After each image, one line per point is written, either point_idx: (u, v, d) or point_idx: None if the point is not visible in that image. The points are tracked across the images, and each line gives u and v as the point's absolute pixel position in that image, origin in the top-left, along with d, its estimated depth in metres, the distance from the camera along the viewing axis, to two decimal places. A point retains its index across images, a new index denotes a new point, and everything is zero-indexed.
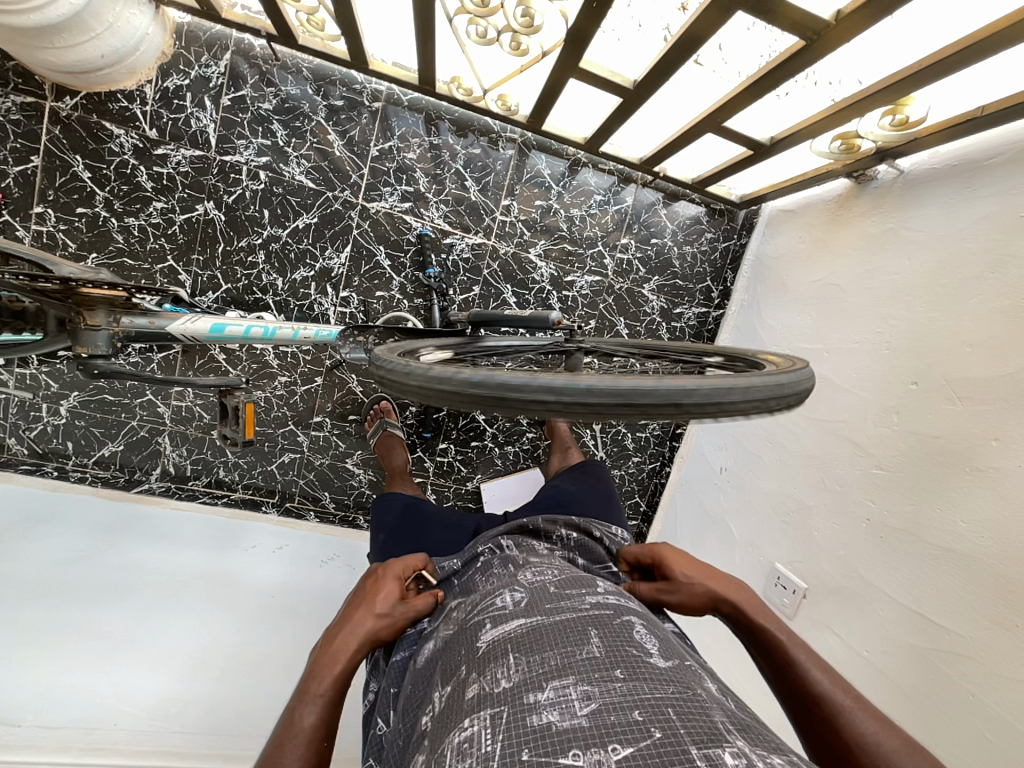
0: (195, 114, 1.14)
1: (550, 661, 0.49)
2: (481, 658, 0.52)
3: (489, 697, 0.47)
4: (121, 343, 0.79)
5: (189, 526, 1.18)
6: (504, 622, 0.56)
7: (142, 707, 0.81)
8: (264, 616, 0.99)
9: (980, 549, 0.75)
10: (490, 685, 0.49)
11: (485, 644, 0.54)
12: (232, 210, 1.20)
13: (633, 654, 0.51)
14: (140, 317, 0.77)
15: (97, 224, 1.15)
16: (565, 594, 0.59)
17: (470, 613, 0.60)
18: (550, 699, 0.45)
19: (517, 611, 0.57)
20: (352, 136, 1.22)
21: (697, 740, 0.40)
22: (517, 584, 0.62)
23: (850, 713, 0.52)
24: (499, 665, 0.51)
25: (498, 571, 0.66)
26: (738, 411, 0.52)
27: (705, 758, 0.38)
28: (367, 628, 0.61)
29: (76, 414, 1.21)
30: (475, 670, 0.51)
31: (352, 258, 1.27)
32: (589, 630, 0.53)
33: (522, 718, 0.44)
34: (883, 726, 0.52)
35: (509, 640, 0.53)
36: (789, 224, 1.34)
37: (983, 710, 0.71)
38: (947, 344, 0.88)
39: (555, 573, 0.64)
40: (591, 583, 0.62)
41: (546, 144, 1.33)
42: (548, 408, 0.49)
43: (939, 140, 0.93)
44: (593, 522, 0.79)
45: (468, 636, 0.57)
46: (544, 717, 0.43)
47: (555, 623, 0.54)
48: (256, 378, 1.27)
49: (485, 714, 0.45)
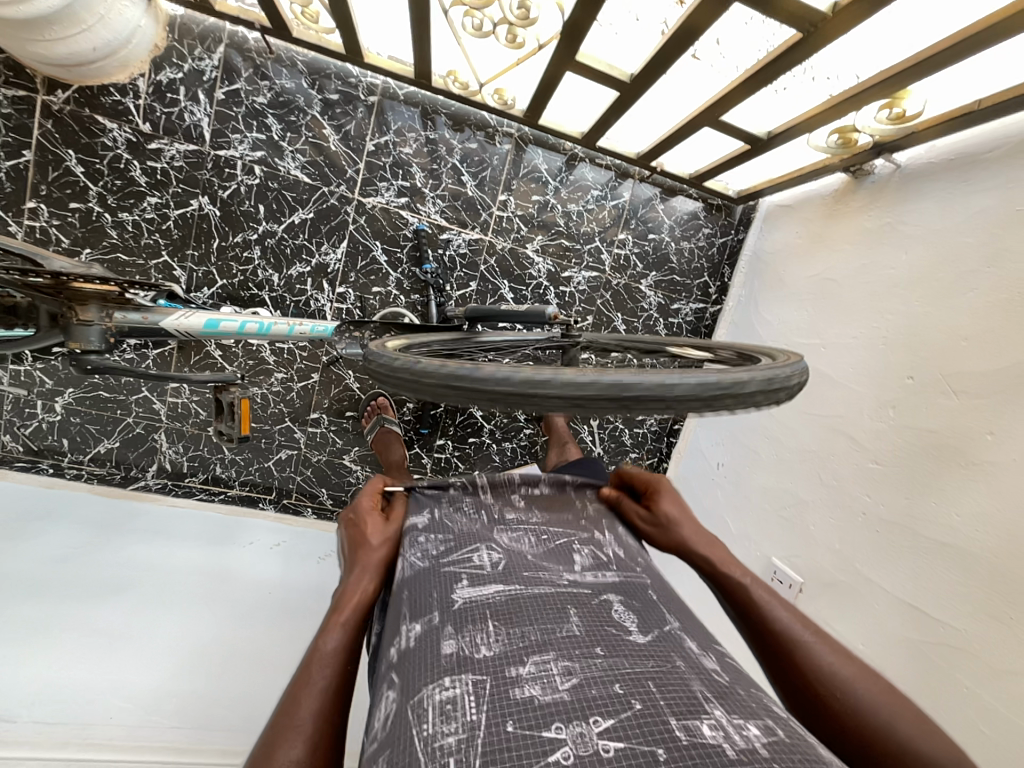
0: (188, 108, 1.13)
1: (532, 635, 0.49)
2: (458, 616, 0.51)
3: (469, 661, 0.47)
4: (115, 338, 0.78)
5: (186, 522, 1.18)
6: (481, 584, 0.56)
7: (137, 698, 0.80)
8: (262, 612, 0.99)
9: (974, 541, 0.76)
10: (469, 648, 0.48)
11: (460, 601, 0.53)
12: (227, 206, 1.19)
13: (613, 632, 0.51)
14: (134, 314, 0.76)
15: (90, 219, 1.14)
16: (542, 566, 0.60)
17: (446, 562, 0.58)
18: (532, 674, 0.45)
19: (494, 577, 0.57)
20: (347, 130, 1.21)
21: (677, 710, 0.42)
22: (494, 546, 0.61)
23: (808, 642, 0.52)
24: (477, 628, 0.50)
25: (475, 525, 0.65)
26: (734, 404, 0.52)
27: (684, 729, 0.40)
28: (374, 562, 0.59)
29: (71, 411, 1.20)
30: (451, 626, 0.50)
31: (348, 254, 1.27)
32: (569, 607, 0.53)
33: (505, 690, 0.44)
34: (840, 653, 0.52)
35: (488, 606, 0.53)
36: (786, 220, 1.34)
37: (979, 702, 0.71)
38: (943, 339, 0.88)
39: (534, 544, 0.64)
40: (569, 557, 0.62)
41: (543, 138, 1.32)
42: (544, 402, 0.49)
43: (936, 134, 0.93)
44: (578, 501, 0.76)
45: (439, 584, 0.55)
46: (527, 691, 0.44)
47: (535, 596, 0.54)
48: (252, 374, 1.26)
49: (466, 678, 0.45)
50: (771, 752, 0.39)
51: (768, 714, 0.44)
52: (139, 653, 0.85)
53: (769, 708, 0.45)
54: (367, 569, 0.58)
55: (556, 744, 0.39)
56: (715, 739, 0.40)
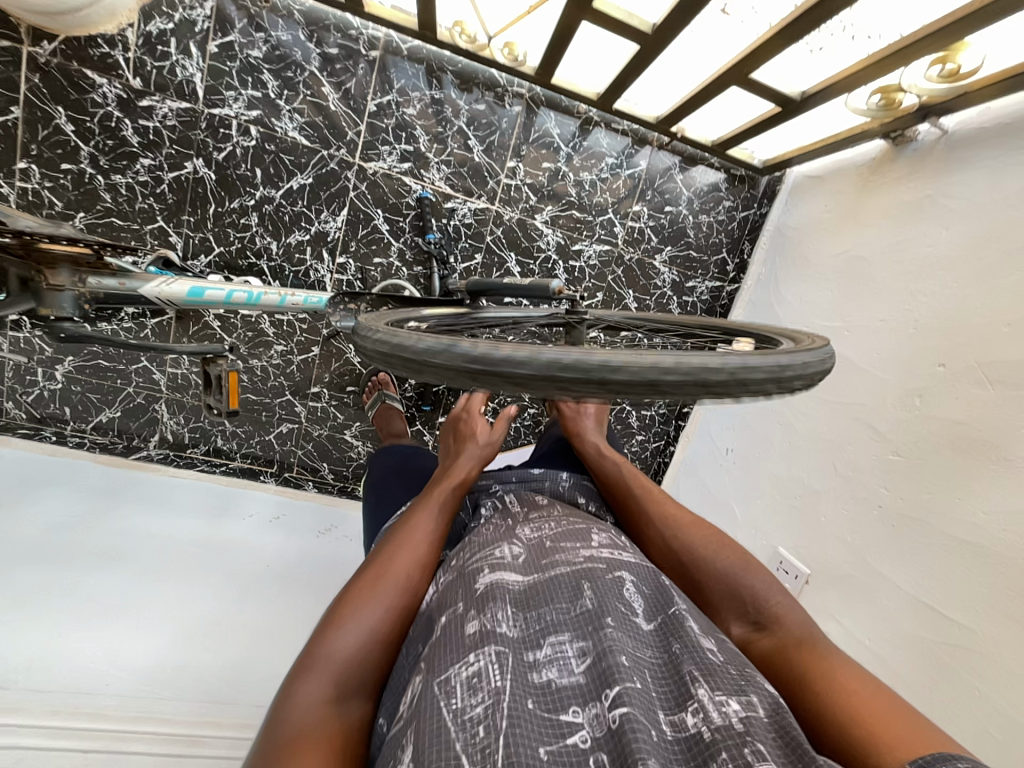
0: (180, 62, 1.07)
1: (549, 618, 0.50)
2: (479, 597, 0.51)
3: (493, 635, 0.47)
4: (93, 305, 0.75)
5: (187, 493, 1.18)
6: (504, 572, 0.55)
7: (137, 673, 0.80)
8: (260, 587, 0.99)
9: (999, 541, 0.71)
10: (492, 624, 0.48)
11: (483, 584, 0.53)
12: (222, 169, 1.14)
13: (622, 611, 0.51)
14: (110, 280, 0.72)
15: (83, 181, 1.09)
16: (562, 546, 0.59)
17: (469, 560, 0.57)
18: (548, 657, 0.47)
19: (515, 566, 0.56)
20: (348, 88, 1.13)
21: (666, 705, 0.44)
22: (515, 539, 0.61)
23: (678, 531, 0.67)
24: (498, 606, 0.50)
25: (497, 523, 0.65)
26: (754, 391, 0.47)
27: (671, 724, 0.42)
28: (478, 454, 0.76)
29: (71, 380, 1.19)
30: (473, 607, 0.50)
31: (349, 222, 1.21)
32: (584, 582, 0.53)
33: (524, 674, 0.45)
34: (699, 530, 0.67)
35: (508, 593, 0.52)
36: (815, 192, 1.24)
37: (991, 708, 0.68)
38: (982, 324, 0.81)
39: (553, 528, 0.63)
40: (587, 536, 0.61)
41: (556, 100, 1.23)
42: (541, 386, 0.44)
43: (994, 93, 0.83)
44: (579, 493, 0.76)
45: (465, 580, 0.54)
46: (544, 675, 0.46)
47: (552, 578, 0.54)
48: (251, 346, 1.23)
49: (490, 651, 0.45)
50: (746, 726, 0.40)
51: (753, 691, 0.44)
52: (137, 624, 0.85)
53: (761, 690, 0.45)
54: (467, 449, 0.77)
55: (573, 727, 0.41)
56: (696, 726, 0.41)
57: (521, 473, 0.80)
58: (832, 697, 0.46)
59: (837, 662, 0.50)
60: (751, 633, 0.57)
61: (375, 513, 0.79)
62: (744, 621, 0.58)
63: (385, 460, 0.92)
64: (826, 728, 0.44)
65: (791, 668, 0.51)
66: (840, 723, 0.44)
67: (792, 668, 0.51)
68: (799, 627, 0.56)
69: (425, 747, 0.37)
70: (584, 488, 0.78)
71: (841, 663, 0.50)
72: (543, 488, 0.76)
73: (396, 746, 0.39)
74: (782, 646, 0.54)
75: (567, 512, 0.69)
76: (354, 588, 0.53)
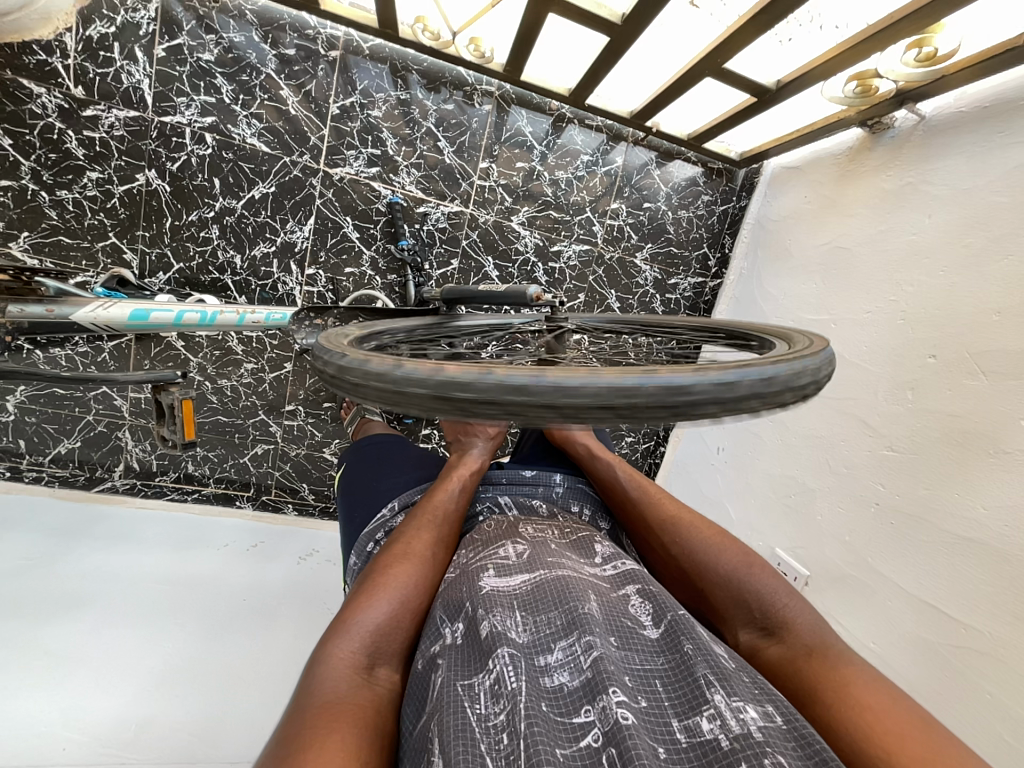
0: (125, 68, 0.99)
1: (556, 620, 0.47)
2: (486, 597, 0.48)
3: (504, 637, 0.44)
4: (16, 335, 0.68)
5: (156, 525, 1.11)
6: (508, 574, 0.52)
7: (101, 734, 0.73)
8: (236, 625, 0.93)
9: (1001, 535, 0.69)
10: (503, 625, 0.45)
11: (488, 586, 0.50)
12: (177, 180, 1.07)
13: (627, 624, 0.48)
14: (36, 305, 0.66)
15: (26, 198, 1.00)
16: (566, 553, 0.56)
17: (473, 558, 0.55)
18: (561, 660, 0.44)
19: (520, 566, 0.53)
20: (308, 90, 1.08)
21: (679, 710, 0.41)
22: (520, 539, 0.58)
23: (682, 534, 0.62)
24: (506, 611, 0.47)
25: (500, 525, 0.62)
26: (760, 405, 0.43)
27: (686, 730, 0.39)
28: (489, 444, 0.76)
29: (25, 410, 1.08)
30: (483, 607, 0.47)
31: (317, 231, 1.15)
32: (589, 589, 0.50)
33: (536, 678, 0.42)
34: (704, 532, 0.61)
35: (514, 596, 0.49)
36: (794, 183, 1.22)
37: (999, 710, 0.66)
38: (972, 313, 0.79)
39: (558, 534, 0.61)
40: (592, 548, 0.59)
41: (526, 98, 1.19)
42: (522, 413, 0.39)
43: (971, 77, 0.82)
44: (575, 499, 0.71)
45: (468, 578, 0.52)
46: (556, 679, 0.43)
47: (560, 576, 0.51)
48: (219, 366, 1.16)
49: (503, 653, 0.42)
50: (765, 736, 0.37)
51: (769, 700, 0.42)
52: (103, 679, 0.79)
53: (778, 699, 0.42)
54: (480, 438, 0.75)
55: (586, 728, 0.39)
56: (711, 732, 0.38)
57: (508, 475, 0.74)
58: (849, 711, 0.43)
59: (853, 673, 0.47)
60: (760, 639, 0.53)
61: (354, 518, 0.73)
62: (750, 625, 0.54)
63: (358, 460, 0.85)
64: (842, 746, 0.41)
65: (804, 677, 0.47)
66: (854, 739, 0.41)
67: (803, 678, 0.47)
68: (812, 634, 0.52)
69: (450, 741, 0.36)
70: (579, 492, 0.72)
71: (857, 674, 0.47)
72: (535, 494, 0.70)
73: (423, 742, 0.38)
74: (791, 654, 0.50)
75: (569, 518, 0.67)
76: (380, 563, 0.53)
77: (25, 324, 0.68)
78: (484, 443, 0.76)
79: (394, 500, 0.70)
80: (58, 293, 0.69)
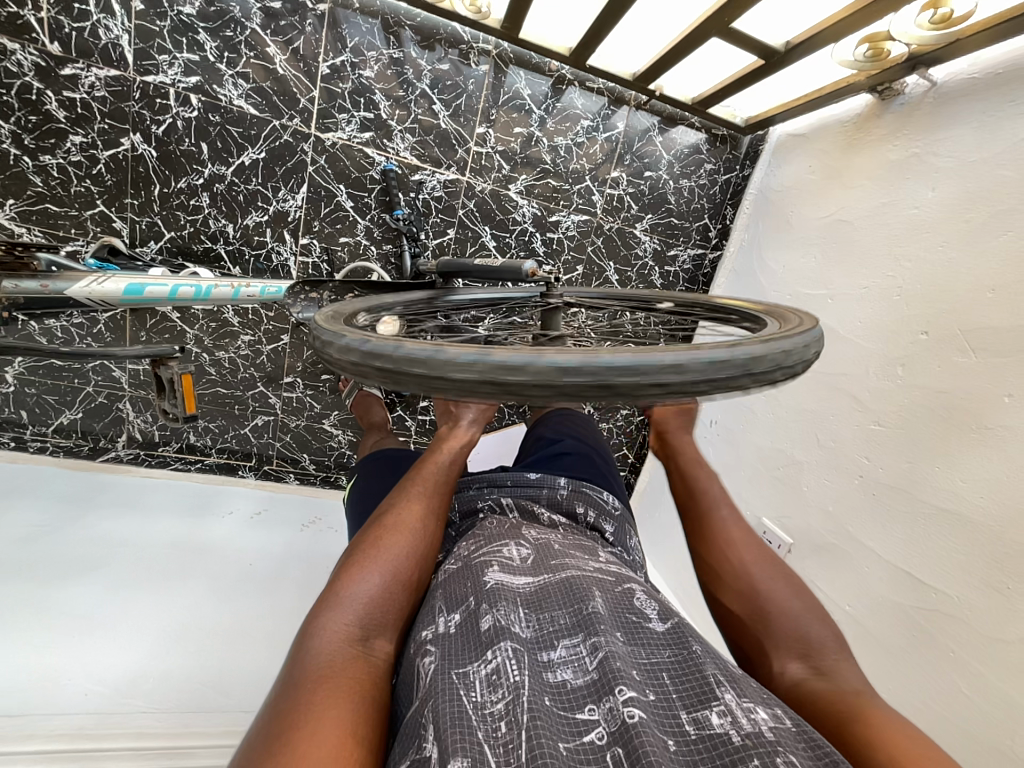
0: (102, 22, 0.94)
1: (562, 620, 0.50)
2: (489, 592, 0.51)
3: (507, 631, 0.47)
4: (12, 310, 0.69)
5: (162, 494, 1.14)
6: (513, 573, 0.55)
7: (117, 687, 0.77)
8: (242, 587, 0.98)
9: (977, 508, 0.72)
10: (506, 621, 0.48)
11: (492, 582, 0.52)
12: (163, 144, 1.03)
13: (633, 620, 0.51)
14: (30, 281, 0.67)
15: (8, 164, 0.97)
16: (569, 553, 0.58)
17: (476, 552, 0.58)
18: (563, 658, 0.47)
19: (524, 567, 0.55)
20: (296, 47, 1.03)
21: (688, 703, 0.43)
22: (523, 538, 0.60)
23: (760, 566, 0.60)
24: (510, 607, 0.50)
25: (503, 522, 0.64)
26: (747, 385, 0.44)
27: (694, 722, 0.42)
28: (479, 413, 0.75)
29: (24, 382, 1.09)
30: (486, 602, 0.50)
31: (310, 200, 1.13)
32: (592, 587, 0.52)
33: (540, 674, 0.45)
34: (782, 574, 0.59)
35: (519, 595, 0.52)
36: (799, 152, 1.19)
37: (966, 669, 0.72)
38: (966, 290, 0.80)
39: (561, 536, 0.63)
40: (595, 549, 0.61)
41: (525, 58, 1.14)
42: (514, 393, 0.40)
43: (984, 41, 0.79)
44: (579, 500, 0.72)
45: (472, 572, 0.55)
46: (559, 675, 0.46)
47: (563, 578, 0.53)
48: (216, 339, 1.16)
49: (505, 646, 0.45)
50: (777, 735, 0.40)
51: (778, 704, 0.44)
52: (121, 636, 0.83)
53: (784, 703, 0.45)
54: (471, 408, 0.74)
55: (589, 725, 0.41)
56: (722, 727, 0.40)
57: (510, 478, 0.74)
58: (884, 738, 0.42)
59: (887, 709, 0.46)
60: (805, 674, 0.51)
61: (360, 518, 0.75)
62: (798, 658, 0.52)
63: (371, 467, 0.87)
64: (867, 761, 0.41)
65: (850, 711, 0.46)
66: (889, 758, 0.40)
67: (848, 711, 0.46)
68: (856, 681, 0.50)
69: (445, 726, 0.38)
70: (584, 495, 0.73)
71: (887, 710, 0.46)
72: (540, 497, 0.71)
73: (415, 727, 0.40)
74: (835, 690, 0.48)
75: (570, 521, 0.69)
76: (369, 537, 0.55)
77: (21, 299, 0.68)
78: (475, 413, 0.74)
79: None
80: (50, 267, 0.69)
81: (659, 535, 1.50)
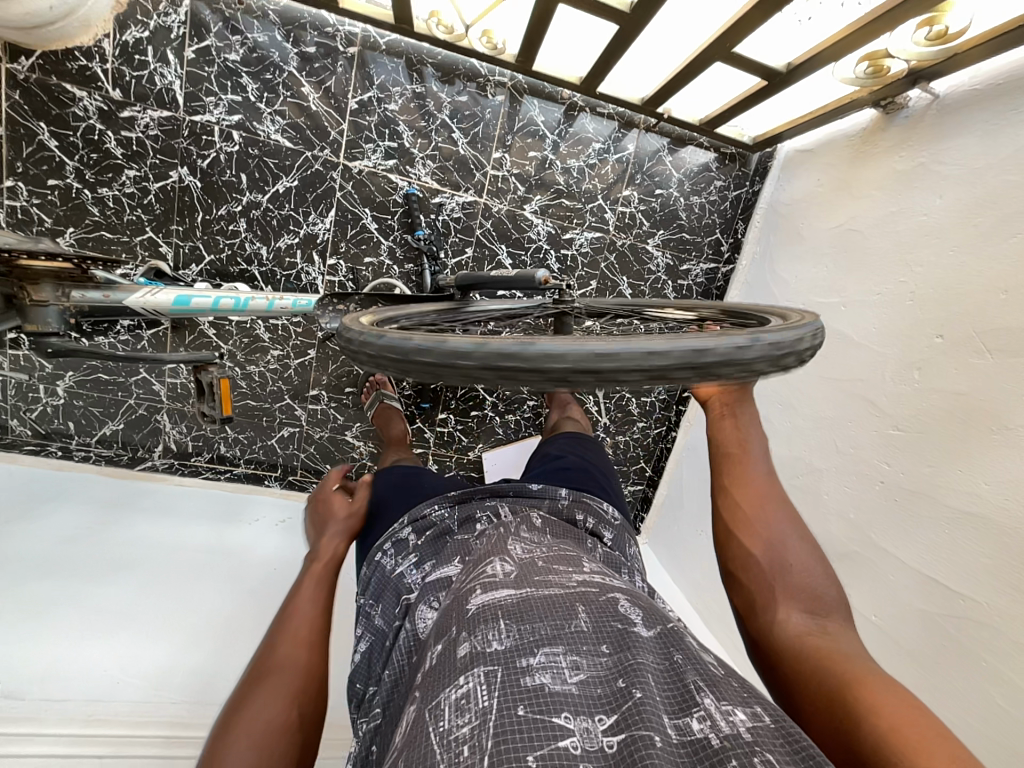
0: (159, 70, 1.05)
1: (543, 630, 0.47)
2: (470, 619, 0.49)
3: (483, 656, 0.45)
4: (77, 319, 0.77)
5: (193, 502, 1.19)
6: (495, 590, 0.52)
7: (145, 677, 0.82)
8: (266, 589, 1.01)
9: (1001, 510, 0.71)
10: (482, 645, 0.46)
11: (475, 607, 0.50)
12: (207, 176, 1.13)
13: (619, 627, 0.48)
14: (94, 292, 0.75)
15: (70, 196, 1.08)
16: (554, 568, 0.56)
17: (463, 580, 0.56)
18: (541, 663, 0.44)
19: (507, 582, 0.54)
20: (329, 87, 1.12)
21: (671, 708, 0.41)
22: (507, 556, 0.58)
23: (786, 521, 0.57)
24: (489, 628, 0.48)
25: (490, 538, 0.63)
26: (748, 374, 0.46)
27: (676, 728, 0.39)
28: (346, 526, 0.73)
29: (73, 394, 1.17)
30: (465, 630, 0.48)
31: (337, 223, 1.21)
32: (576, 604, 0.50)
33: (516, 680, 0.42)
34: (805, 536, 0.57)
35: (499, 608, 0.50)
36: (807, 166, 1.21)
37: (999, 679, 0.69)
38: (979, 292, 0.80)
39: (545, 549, 0.60)
40: (578, 561, 0.59)
41: (538, 88, 1.21)
42: (526, 379, 0.43)
43: (981, 55, 0.81)
44: (579, 508, 0.73)
45: (457, 604, 0.52)
46: (538, 679, 0.42)
47: (546, 593, 0.51)
48: (247, 353, 1.23)
49: (478, 672, 0.43)
50: (754, 735, 0.38)
51: (757, 701, 0.42)
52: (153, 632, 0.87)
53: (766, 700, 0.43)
54: (335, 523, 0.73)
55: (565, 731, 0.38)
56: (702, 731, 0.38)
57: (515, 488, 0.76)
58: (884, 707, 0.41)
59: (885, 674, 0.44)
60: (812, 625, 0.50)
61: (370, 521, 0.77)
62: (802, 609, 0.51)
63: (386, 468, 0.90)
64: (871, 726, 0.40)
65: (844, 668, 0.45)
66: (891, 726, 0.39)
67: (845, 669, 0.45)
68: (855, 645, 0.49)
69: None
70: (584, 505, 0.74)
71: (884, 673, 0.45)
72: (540, 505, 0.73)
73: None
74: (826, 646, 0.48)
75: (569, 525, 0.69)
76: (234, 706, 0.49)
77: (85, 307, 0.77)
78: (339, 525, 0.73)
79: (404, 516, 0.71)
80: (110, 281, 0.76)
81: (676, 550, 1.47)
